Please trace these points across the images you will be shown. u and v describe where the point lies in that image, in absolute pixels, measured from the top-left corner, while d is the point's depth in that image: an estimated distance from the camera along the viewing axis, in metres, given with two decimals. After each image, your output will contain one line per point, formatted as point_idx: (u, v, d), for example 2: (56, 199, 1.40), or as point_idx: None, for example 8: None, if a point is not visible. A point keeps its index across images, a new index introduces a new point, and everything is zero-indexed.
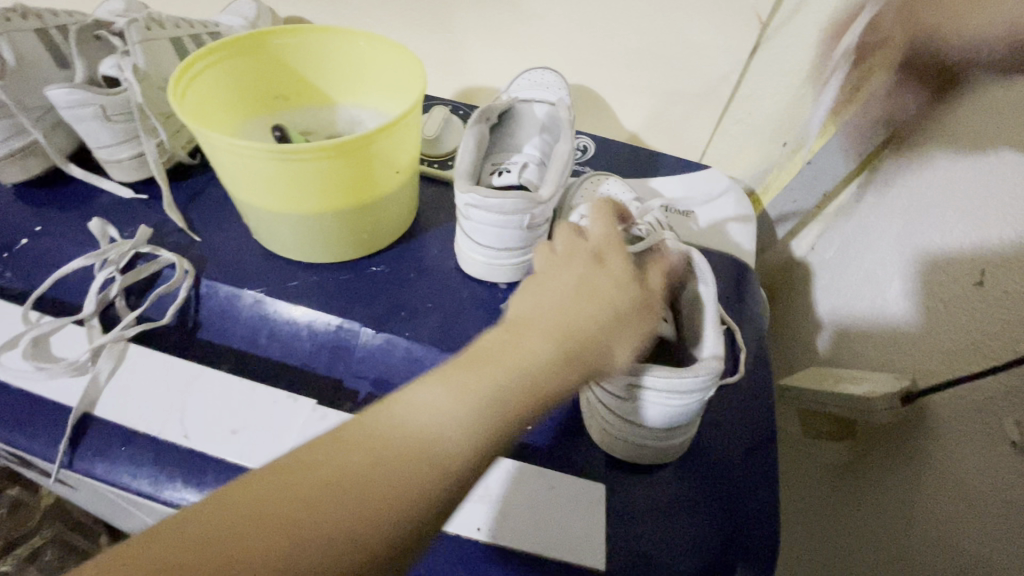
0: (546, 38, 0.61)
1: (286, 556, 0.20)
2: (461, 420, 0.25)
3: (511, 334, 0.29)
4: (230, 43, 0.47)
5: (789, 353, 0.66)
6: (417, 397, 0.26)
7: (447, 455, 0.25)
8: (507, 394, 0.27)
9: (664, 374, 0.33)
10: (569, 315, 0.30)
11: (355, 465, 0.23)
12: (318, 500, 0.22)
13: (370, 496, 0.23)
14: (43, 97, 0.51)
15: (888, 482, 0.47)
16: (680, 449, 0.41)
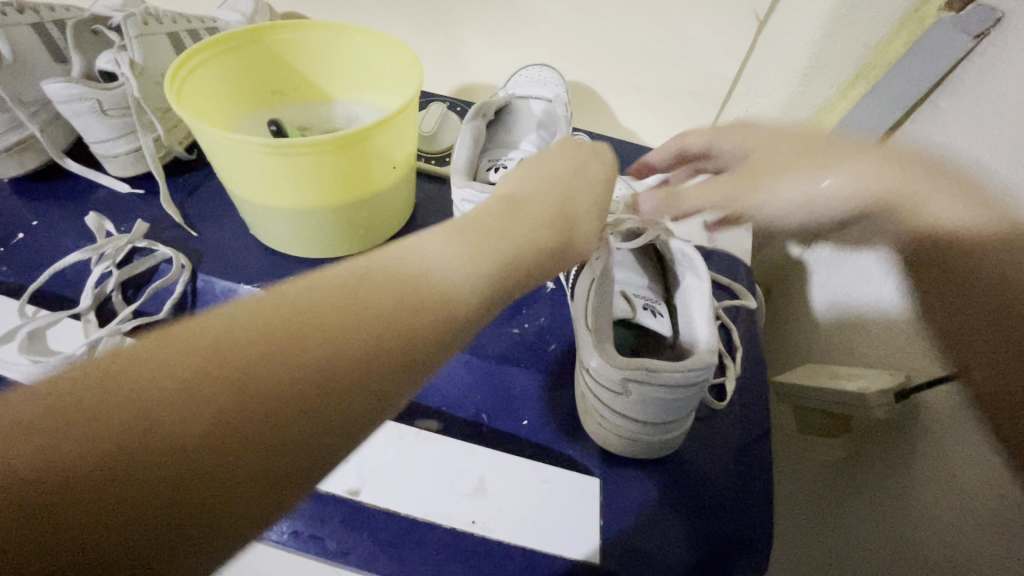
0: (544, 35, 0.61)
1: (302, 349, 0.20)
2: (463, 270, 0.26)
3: (500, 215, 0.30)
4: (227, 38, 0.47)
5: (784, 349, 0.66)
6: (407, 252, 0.26)
7: (459, 291, 0.25)
8: (511, 248, 0.28)
9: (658, 368, 0.33)
10: (568, 193, 0.33)
11: (345, 301, 0.22)
12: (307, 331, 0.20)
13: (385, 314, 0.23)
14: (40, 92, 0.51)
15: (881, 477, 0.48)
16: (674, 444, 0.41)
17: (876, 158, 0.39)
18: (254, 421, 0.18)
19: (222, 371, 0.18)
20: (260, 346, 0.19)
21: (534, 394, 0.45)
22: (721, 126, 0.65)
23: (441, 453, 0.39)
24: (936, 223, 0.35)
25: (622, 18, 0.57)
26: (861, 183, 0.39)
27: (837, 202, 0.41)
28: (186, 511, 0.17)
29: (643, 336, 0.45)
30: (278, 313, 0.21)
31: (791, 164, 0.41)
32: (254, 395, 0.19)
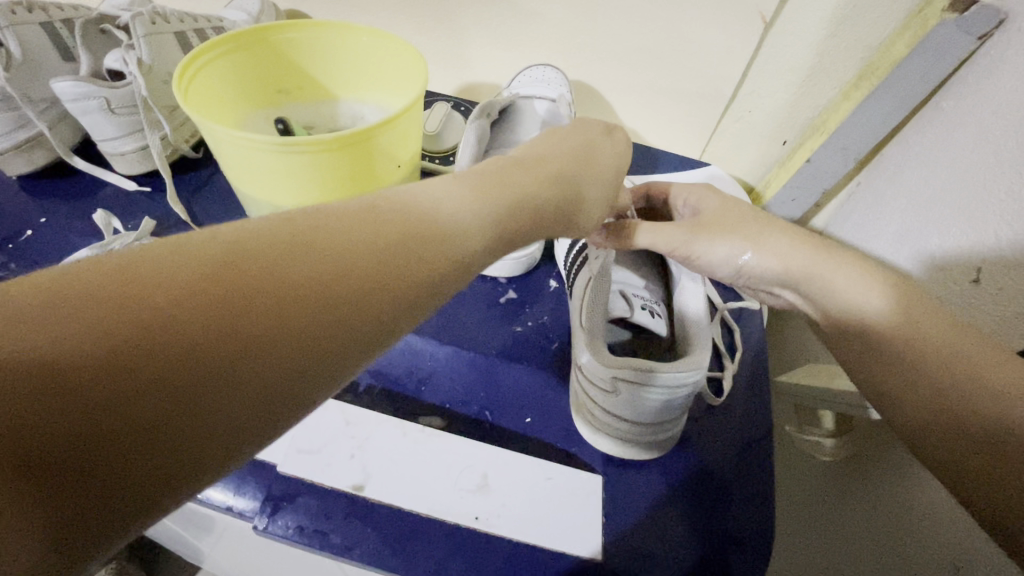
0: (549, 35, 0.62)
1: (320, 287, 0.20)
2: (472, 217, 0.26)
3: (505, 168, 0.31)
4: (234, 37, 0.47)
5: (784, 348, 0.67)
6: (418, 188, 0.27)
7: (469, 239, 0.26)
8: (517, 206, 0.29)
9: (656, 368, 0.33)
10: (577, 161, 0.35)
11: (364, 220, 0.23)
12: (328, 242, 0.21)
13: (400, 258, 0.23)
14: (48, 90, 0.51)
15: (878, 475, 0.49)
16: (669, 443, 0.42)
17: (795, 241, 0.38)
18: (279, 313, 0.19)
19: (249, 266, 0.19)
20: (284, 248, 0.20)
21: (536, 391, 0.46)
22: (724, 126, 0.65)
23: (445, 449, 0.39)
24: (837, 302, 0.36)
25: (626, 19, 0.57)
26: (773, 261, 0.38)
27: (751, 276, 0.40)
28: (218, 391, 0.17)
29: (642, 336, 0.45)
30: (302, 225, 0.21)
31: (734, 224, 0.39)
32: (279, 290, 0.19)
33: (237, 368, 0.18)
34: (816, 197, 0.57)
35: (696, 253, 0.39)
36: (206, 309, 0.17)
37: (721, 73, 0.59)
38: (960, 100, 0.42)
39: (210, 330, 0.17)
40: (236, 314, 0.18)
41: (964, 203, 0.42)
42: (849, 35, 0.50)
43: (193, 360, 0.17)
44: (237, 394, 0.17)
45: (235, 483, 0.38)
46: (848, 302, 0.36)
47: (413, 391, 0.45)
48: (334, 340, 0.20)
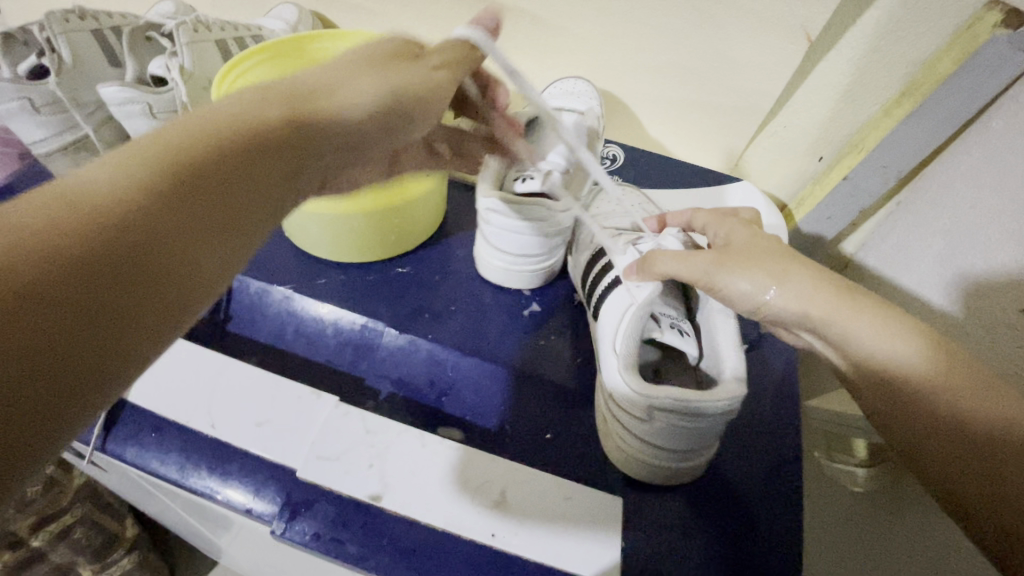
0: (580, 49, 0.61)
1: None
2: (153, 185, 0.21)
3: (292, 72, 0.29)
4: (271, 46, 0.48)
5: (813, 371, 0.65)
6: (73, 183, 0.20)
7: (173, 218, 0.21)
8: (219, 156, 0.23)
9: (693, 397, 0.32)
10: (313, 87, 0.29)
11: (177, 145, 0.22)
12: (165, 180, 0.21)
13: (84, 279, 0.18)
14: (95, 94, 0.53)
15: (911, 507, 0.47)
16: (700, 469, 0.40)
17: (822, 285, 0.35)
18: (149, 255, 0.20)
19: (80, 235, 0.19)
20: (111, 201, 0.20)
21: (556, 407, 0.45)
22: (757, 141, 0.63)
23: (463, 462, 0.39)
24: (861, 352, 0.34)
25: (658, 34, 0.56)
26: (798, 306, 0.35)
27: (771, 317, 0.37)
28: (123, 332, 0.19)
29: (668, 356, 0.44)
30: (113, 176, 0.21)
31: (757, 264, 0.36)
32: (147, 235, 0.20)
33: (128, 314, 0.19)
34: (852, 217, 0.56)
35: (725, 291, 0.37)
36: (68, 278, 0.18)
37: (756, 87, 0.57)
38: (1012, 120, 0.41)
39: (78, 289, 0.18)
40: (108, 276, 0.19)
41: (1011, 229, 0.40)
42: (893, 51, 0.48)
43: (69, 332, 0.18)
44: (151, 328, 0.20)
45: (254, 485, 0.39)
46: (875, 352, 0.34)
47: (433, 400, 0.45)
48: (219, 245, 0.22)
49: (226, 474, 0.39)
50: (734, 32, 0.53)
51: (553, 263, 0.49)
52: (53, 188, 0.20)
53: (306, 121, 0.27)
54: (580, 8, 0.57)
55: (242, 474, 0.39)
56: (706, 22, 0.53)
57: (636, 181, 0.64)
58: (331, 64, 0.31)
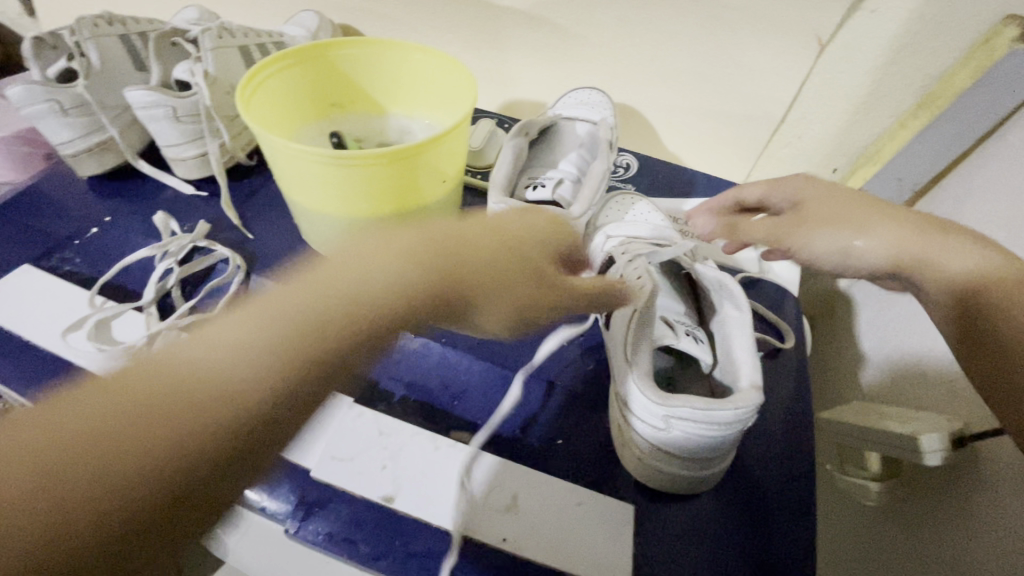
0: (597, 59, 0.62)
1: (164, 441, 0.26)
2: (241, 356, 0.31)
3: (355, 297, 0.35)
4: (294, 52, 0.49)
5: (828, 383, 0.64)
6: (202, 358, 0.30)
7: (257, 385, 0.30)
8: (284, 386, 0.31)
9: (707, 405, 0.33)
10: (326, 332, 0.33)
11: (296, 315, 0.33)
12: (313, 336, 0.33)
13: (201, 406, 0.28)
14: (121, 97, 0.55)
15: (932, 523, 0.46)
16: (715, 479, 0.40)
17: (898, 221, 0.38)
18: (232, 403, 0.29)
19: (175, 385, 0.28)
20: (233, 369, 0.30)
21: (568, 413, 0.45)
22: (770, 151, 0.63)
23: (475, 466, 0.39)
24: (938, 281, 0.36)
25: (675, 43, 0.57)
26: (874, 245, 0.38)
27: (853, 260, 0.40)
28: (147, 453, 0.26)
29: (680, 364, 0.44)
30: (237, 343, 0.31)
31: (833, 214, 0.40)
32: (90, 424, 0.26)
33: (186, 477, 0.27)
34: None
35: (801, 238, 0.41)
36: (192, 380, 0.29)
37: (772, 96, 0.58)
38: None
39: (142, 410, 0.27)
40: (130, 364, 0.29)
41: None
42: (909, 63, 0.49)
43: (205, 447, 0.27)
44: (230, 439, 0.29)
45: (268, 485, 0.39)
46: (961, 276, 0.35)
47: (446, 404, 0.45)
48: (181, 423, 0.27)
49: None
50: (752, 40, 0.54)
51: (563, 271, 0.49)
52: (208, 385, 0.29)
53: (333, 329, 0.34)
54: (599, 18, 0.57)
55: None
56: (723, 32, 0.54)
57: (650, 189, 0.64)
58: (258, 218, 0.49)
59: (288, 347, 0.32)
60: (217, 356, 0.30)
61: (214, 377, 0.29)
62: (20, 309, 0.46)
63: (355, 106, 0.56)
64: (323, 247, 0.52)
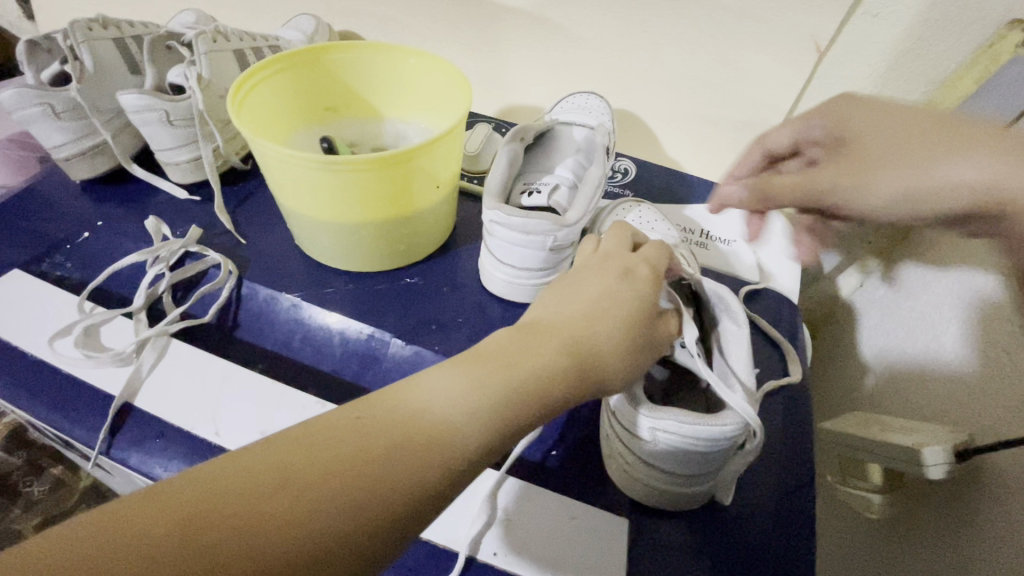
0: (596, 64, 0.61)
1: (223, 541, 0.19)
2: (453, 414, 0.25)
3: (490, 367, 0.27)
4: (289, 56, 0.48)
5: (829, 393, 0.64)
6: (411, 420, 0.24)
7: (410, 464, 0.23)
8: (364, 472, 0.23)
9: (698, 422, 0.32)
10: (463, 407, 0.25)
11: (510, 355, 0.28)
12: (539, 384, 0.27)
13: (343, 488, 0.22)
14: (114, 100, 0.54)
15: (934, 536, 0.45)
16: (708, 496, 0.39)
17: (972, 145, 0.35)
18: (435, 463, 0.24)
19: (371, 442, 0.23)
20: (439, 419, 0.25)
21: (562, 423, 0.44)
22: None
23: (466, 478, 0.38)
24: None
25: (675, 46, 0.56)
26: (965, 177, 0.34)
27: (938, 197, 0.35)
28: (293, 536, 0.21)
29: (675, 376, 0.43)
30: (455, 391, 0.26)
31: (886, 148, 0.38)
32: (287, 497, 0.21)
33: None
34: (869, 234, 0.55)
35: (856, 187, 0.39)
36: (402, 441, 0.24)
37: (772, 101, 0.57)
38: None
39: (340, 470, 0.22)
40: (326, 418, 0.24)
41: None
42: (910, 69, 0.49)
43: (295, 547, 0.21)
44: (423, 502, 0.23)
45: None
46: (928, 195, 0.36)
47: None
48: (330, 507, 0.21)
49: None
50: (751, 43, 0.53)
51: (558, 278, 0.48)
52: (298, 459, 0.22)
53: (479, 395, 0.26)
54: (597, 22, 0.57)
55: None
56: (722, 36, 0.53)
57: (649, 195, 0.63)
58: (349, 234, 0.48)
59: (377, 442, 0.23)
60: (424, 405, 0.25)
61: (430, 446, 0.24)
62: (8, 315, 0.46)
63: (350, 111, 0.55)
64: (319, 256, 0.51)
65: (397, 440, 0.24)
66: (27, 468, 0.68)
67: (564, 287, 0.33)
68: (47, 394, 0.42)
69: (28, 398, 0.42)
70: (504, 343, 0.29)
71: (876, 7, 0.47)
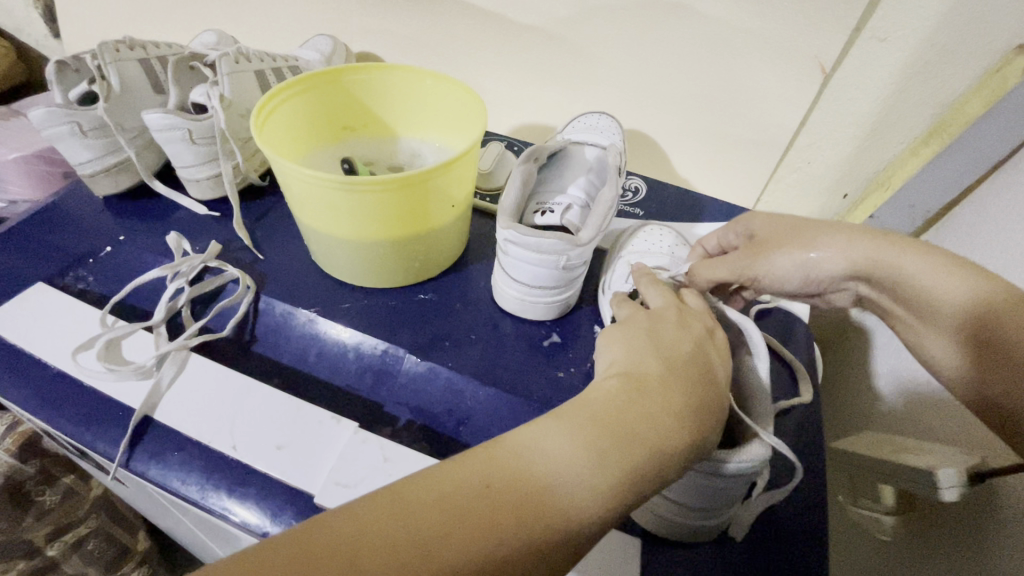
0: (606, 84, 0.62)
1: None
2: (577, 473, 0.25)
3: (608, 424, 0.27)
4: (310, 77, 0.50)
5: (842, 414, 0.63)
6: (539, 475, 0.25)
7: (539, 524, 0.24)
8: (498, 525, 0.23)
9: (720, 458, 0.32)
10: (586, 462, 0.25)
11: (622, 420, 0.28)
12: (648, 452, 0.27)
13: (478, 541, 0.23)
14: (139, 119, 0.56)
15: (944, 558, 0.45)
16: (720, 527, 0.39)
17: (847, 230, 0.38)
18: (559, 528, 0.24)
19: (494, 502, 0.24)
20: (557, 479, 0.25)
21: None
22: (781, 176, 0.63)
23: None
24: (915, 281, 0.35)
25: (686, 66, 0.57)
26: (839, 248, 0.37)
27: (824, 268, 0.38)
28: None
29: None
30: (572, 454, 0.26)
31: (822, 228, 0.39)
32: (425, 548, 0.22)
33: None
34: None
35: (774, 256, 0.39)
36: (531, 499, 0.24)
37: (781, 121, 0.57)
38: None
39: (469, 531, 0.23)
40: (450, 475, 0.25)
41: None
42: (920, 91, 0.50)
43: None
44: (542, 567, 0.24)
45: (269, 509, 0.39)
46: (930, 284, 0.34)
47: (450, 430, 0.45)
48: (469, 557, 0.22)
49: (244, 496, 0.39)
50: (761, 64, 0.54)
51: (570, 296, 0.49)
52: (435, 503, 0.23)
53: (601, 453, 0.26)
54: (611, 44, 0.58)
55: (259, 496, 0.39)
56: (733, 58, 0.54)
57: (659, 212, 0.64)
58: (372, 258, 0.49)
59: (509, 496, 0.24)
60: (543, 464, 0.25)
61: (556, 503, 0.24)
62: (31, 327, 0.47)
63: (367, 130, 0.57)
64: (340, 274, 0.52)
65: (528, 498, 0.24)
66: (39, 477, 0.67)
67: (654, 331, 0.34)
68: (71, 407, 0.43)
69: (52, 410, 0.43)
70: (622, 397, 0.29)
71: (883, 33, 0.49)
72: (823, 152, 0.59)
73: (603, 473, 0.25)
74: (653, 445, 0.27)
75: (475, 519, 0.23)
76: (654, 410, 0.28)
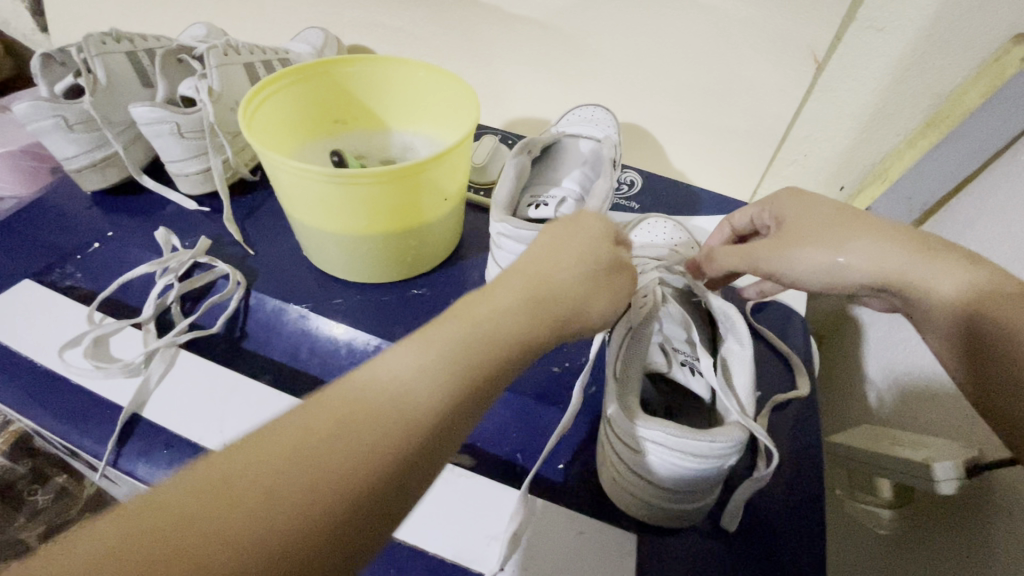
0: (600, 75, 0.61)
1: (189, 520, 0.19)
2: (422, 359, 0.25)
3: (452, 316, 0.27)
4: (300, 69, 0.49)
5: (839, 406, 0.63)
6: (377, 374, 0.24)
7: (380, 416, 0.23)
8: (335, 425, 0.22)
9: (690, 437, 0.31)
10: (430, 347, 0.25)
11: (465, 310, 0.28)
12: (508, 341, 0.27)
13: (313, 446, 0.21)
14: (126, 113, 0.55)
15: (941, 551, 0.45)
16: (696, 514, 0.38)
17: (872, 230, 0.37)
18: (406, 415, 0.23)
19: (358, 404, 0.23)
20: (398, 369, 0.24)
21: (574, 437, 0.44)
22: (777, 169, 0.63)
23: (482, 492, 0.39)
24: (932, 299, 0.34)
25: (681, 57, 0.56)
26: (866, 257, 0.36)
27: (850, 272, 0.37)
28: (263, 501, 0.20)
29: (681, 393, 0.42)
30: (407, 347, 0.25)
31: (846, 228, 0.37)
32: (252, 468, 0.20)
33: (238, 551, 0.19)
34: None
35: (796, 254, 0.38)
36: (372, 398, 0.23)
37: (777, 113, 0.57)
38: None
39: (302, 436, 0.22)
40: (320, 396, 0.23)
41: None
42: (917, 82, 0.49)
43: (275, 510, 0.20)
44: (423, 465, 0.23)
45: None
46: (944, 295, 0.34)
47: None
48: (305, 464, 0.21)
49: None
50: (757, 55, 0.53)
51: None
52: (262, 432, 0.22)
53: (449, 336, 0.26)
54: (607, 35, 0.58)
55: None
56: (728, 49, 0.54)
57: (655, 205, 0.63)
58: (363, 254, 0.49)
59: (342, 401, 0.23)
60: (382, 363, 0.25)
61: (398, 395, 0.24)
62: (17, 326, 0.46)
63: (359, 123, 0.56)
64: (331, 270, 0.52)
65: (369, 400, 0.23)
66: (31, 476, 0.67)
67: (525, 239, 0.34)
68: (58, 405, 0.43)
69: (37, 409, 0.42)
70: (470, 296, 0.29)
71: (882, 22, 0.48)
72: (820, 144, 0.58)
73: (448, 352, 0.25)
74: (501, 322, 0.27)
75: (304, 429, 0.22)
76: (502, 296, 0.29)
